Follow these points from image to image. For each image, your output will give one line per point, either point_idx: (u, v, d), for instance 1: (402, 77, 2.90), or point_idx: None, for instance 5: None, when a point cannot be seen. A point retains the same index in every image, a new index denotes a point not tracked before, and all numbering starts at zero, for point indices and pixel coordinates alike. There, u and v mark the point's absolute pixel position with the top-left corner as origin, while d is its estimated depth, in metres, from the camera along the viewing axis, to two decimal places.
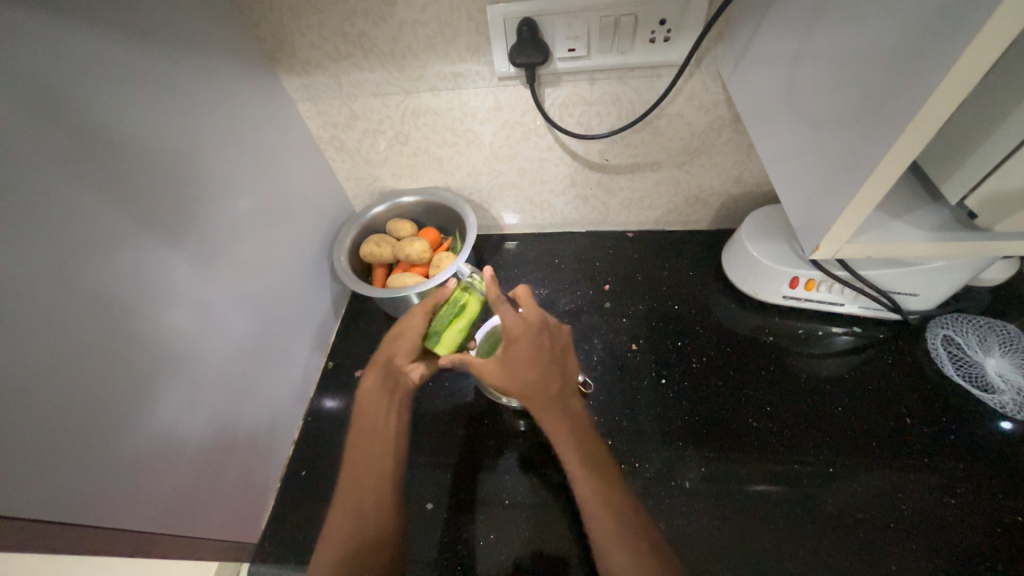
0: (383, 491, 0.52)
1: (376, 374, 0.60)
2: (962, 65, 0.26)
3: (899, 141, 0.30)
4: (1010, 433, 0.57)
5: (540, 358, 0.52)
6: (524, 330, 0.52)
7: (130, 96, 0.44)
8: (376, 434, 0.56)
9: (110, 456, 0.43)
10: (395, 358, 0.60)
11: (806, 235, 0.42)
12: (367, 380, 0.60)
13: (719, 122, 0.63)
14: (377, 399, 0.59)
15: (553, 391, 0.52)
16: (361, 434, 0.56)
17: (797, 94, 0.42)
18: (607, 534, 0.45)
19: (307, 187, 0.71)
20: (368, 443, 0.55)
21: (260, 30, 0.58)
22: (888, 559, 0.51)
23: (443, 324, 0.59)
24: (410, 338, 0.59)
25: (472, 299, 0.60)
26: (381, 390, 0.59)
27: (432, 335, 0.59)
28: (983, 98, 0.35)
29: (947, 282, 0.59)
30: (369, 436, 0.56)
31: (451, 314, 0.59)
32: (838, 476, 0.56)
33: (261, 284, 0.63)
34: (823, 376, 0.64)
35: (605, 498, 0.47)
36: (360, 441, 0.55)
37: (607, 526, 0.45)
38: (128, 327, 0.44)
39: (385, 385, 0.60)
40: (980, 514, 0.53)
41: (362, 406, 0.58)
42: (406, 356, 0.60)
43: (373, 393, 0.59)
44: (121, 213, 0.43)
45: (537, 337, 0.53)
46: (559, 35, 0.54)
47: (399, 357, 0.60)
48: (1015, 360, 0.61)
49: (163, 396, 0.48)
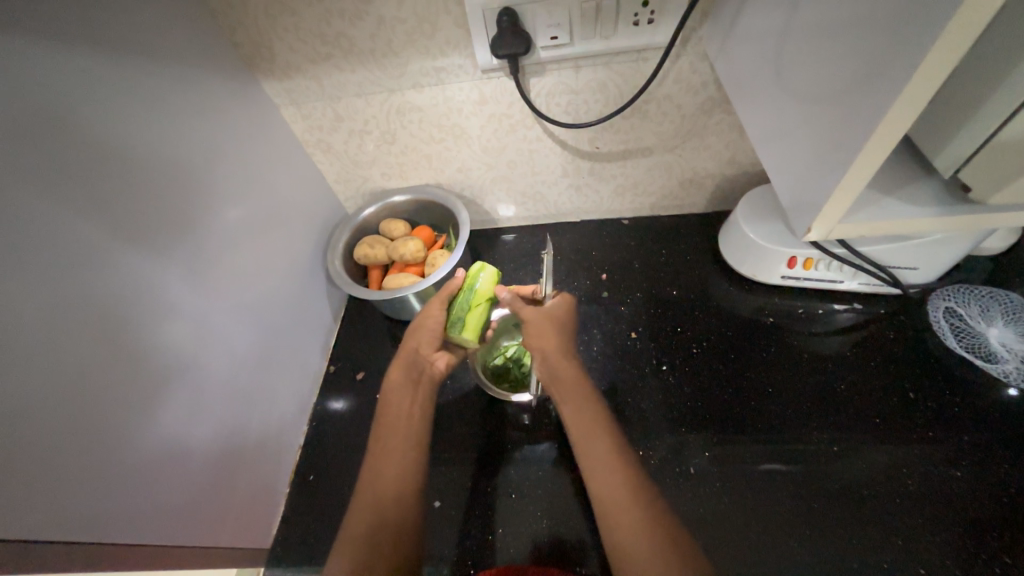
0: (400, 478, 0.52)
1: (401, 368, 0.61)
2: (952, 30, 0.25)
3: (891, 112, 0.29)
4: (1013, 399, 0.57)
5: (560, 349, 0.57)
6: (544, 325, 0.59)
7: (111, 111, 0.44)
8: (399, 427, 0.57)
9: (117, 473, 0.43)
10: (420, 349, 0.62)
11: (799, 215, 0.41)
12: (393, 371, 0.61)
13: (709, 103, 0.62)
14: (401, 393, 0.60)
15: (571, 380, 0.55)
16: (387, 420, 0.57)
17: (787, 71, 0.40)
18: (624, 521, 0.45)
19: (298, 193, 0.70)
20: (393, 437, 0.56)
21: (236, 36, 0.57)
22: (896, 533, 0.51)
23: (464, 309, 0.62)
24: (431, 328, 0.62)
25: (485, 283, 0.63)
26: (406, 381, 0.61)
27: (455, 322, 0.62)
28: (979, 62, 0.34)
29: (947, 253, 0.58)
30: (393, 425, 0.57)
31: (471, 300, 0.62)
32: (844, 453, 0.56)
33: (259, 291, 0.63)
34: (826, 354, 0.64)
35: (619, 478, 0.48)
36: (383, 430, 0.57)
37: (619, 503, 0.46)
38: (125, 344, 0.44)
39: (410, 377, 0.61)
40: (985, 483, 0.53)
41: (388, 395, 0.60)
42: (430, 345, 0.62)
43: (398, 385, 0.60)
44: (108, 230, 0.43)
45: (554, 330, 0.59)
46: (540, 22, 0.52)
47: (423, 346, 0.62)
48: (1018, 329, 0.60)
49: (166, 408, 0.48)
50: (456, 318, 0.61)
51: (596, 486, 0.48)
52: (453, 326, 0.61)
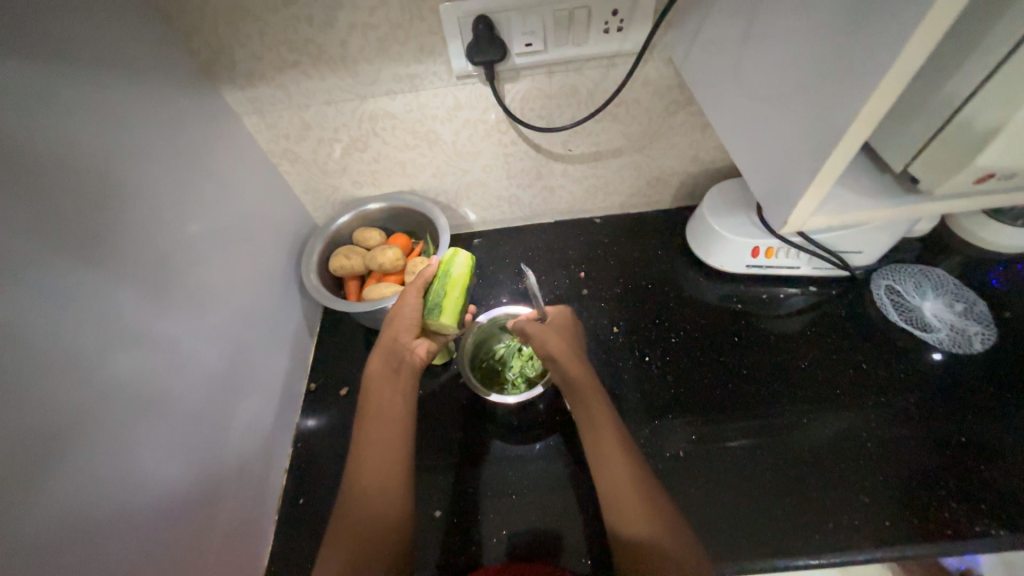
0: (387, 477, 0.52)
1: (381, 357, 0.59)
2: (909, 49, 0.28)
3: (857, 119, 0.33)
4: (938, 361, 0.64)
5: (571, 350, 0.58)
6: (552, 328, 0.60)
7: (58, 127, 0.40)
8: (385, 420, 0.55)
9: (96, 515, 0.40)
10: (399, 337, 0.60)
11: (772, 211, 0.45)
12: (373, 362, 0.59)
13: (673, 106, 0.65)
14: (383, 383, 0.58)
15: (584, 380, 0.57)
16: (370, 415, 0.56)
17: (753, 78, 0.44)
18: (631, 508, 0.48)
19: (265, 206, 0.67)
20: (378, 432, 0.54)
21: (193, 42, 0.54)
22: (861, 492, 0.57)
23: (440, 296, 0.62)
24: (409, 315, 0.60)
25: (461, 266, 0.63)
26: (386, 372, 0.59)
27: (432, 309, 0.61)
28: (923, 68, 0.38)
29: (886, 236, 0.64)
30: (377, 420, 0.55)
31: (445, 285, 0.62)
32: (813, 423, 0.62)
33: (231, 310, 0.60)
34: (789, 335, 0.69)
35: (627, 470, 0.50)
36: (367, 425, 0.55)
37: (627, 489, 0.49)
38: (92, 378, 0.41)
39: (390, 368, 0.59)
40: (930, 438, 0.59)
41: (369, 388, 0.58)
42: (409, 333, 0.60)
43: (380, 375, 0.58)
44: (66, 257, 0.40)
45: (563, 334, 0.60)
46: (514, 30, 0.53)
47: (402, 334, 0.60)
48: (946, 300, 0.68)
49: (142, 442, 0.46)
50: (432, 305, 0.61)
51: (607, 475, 0.50)
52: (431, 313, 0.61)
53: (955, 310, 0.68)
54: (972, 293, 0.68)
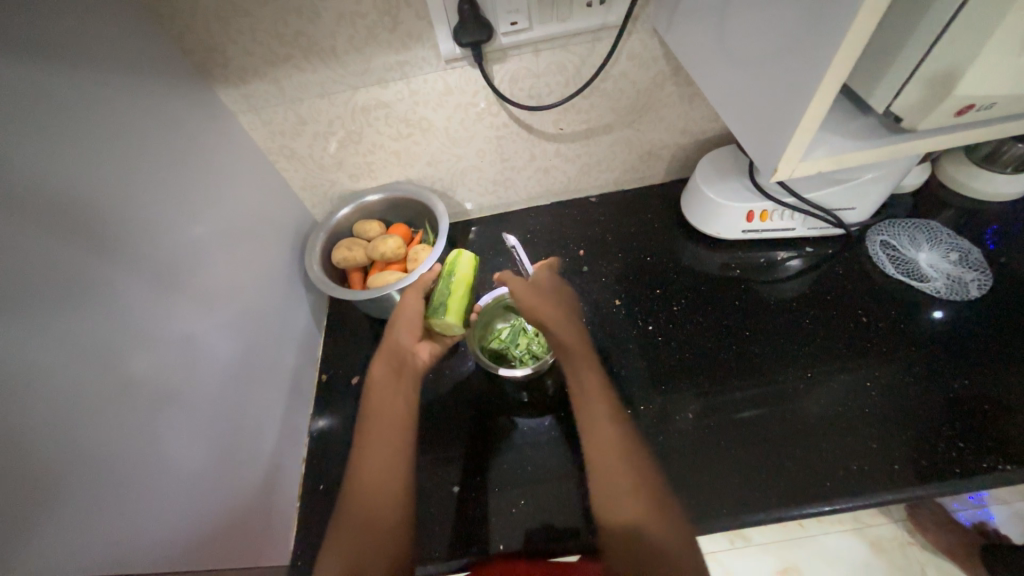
0: (393, 470, 0.53)
1: (383, 360, 0.62)
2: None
3: (835, 58, 0.34)
4: (939, 320, 0.65)
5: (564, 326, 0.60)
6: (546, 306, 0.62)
7: (64, 127, 0.41)
8: (387, 417, 0.57)
9: (130, 503, 0.42)
10: (401, 342, 0.63)
11: (762, 164, 0.46)
12: (376, 365, 0.62)
13: (660, 77, 0.66)
14: (384, 383, 0.60)
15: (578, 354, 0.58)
16: (374, 415, 0.58)
17: (735, 36, 0.45)
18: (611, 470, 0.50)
19: (266, 203, 0.68)
20: (380, 428, 0.56)
21: (185, 43, 0.55)
22: (868, 440, 0.58)
23: (445, 294, 0.62)
24: (410, 319, 0.63)
25: (463, 267, 0.64)
26: (389, 375, 0.61)
27: (438, 308, 0.62)
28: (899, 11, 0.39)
29: (877, 191, 0.65)
30: (382, 419, 0.57)
31: (451, 283, 0.63)
32: (816, 378, 0.63)
33: (240, 308, 0.62)
34: (788, 296, 0.70)
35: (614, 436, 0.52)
36: (373, 424, 0.57)
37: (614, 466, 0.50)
38: (115, 372, 0.43)
39: (392, 371, 0.61)
40: (933, 384, 0.60)
41: (373, 391, 0.60)
42: (411, 337, 0.63)
43: (382, 377, 0.61)
44: (83, 256, 0.42)
45: (556, 313, 0.62)
46: (500, 10, 0.54)
47: (404, 338, 0.63)
48: (941, 251, 0.69)
49: (166, 434, 0.47)
50: (438, 304, 0.62)
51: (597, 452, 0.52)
52: (437, 311, 0.61)
53: (950, 260, 0.69)
54: (966, 241, 0.70)
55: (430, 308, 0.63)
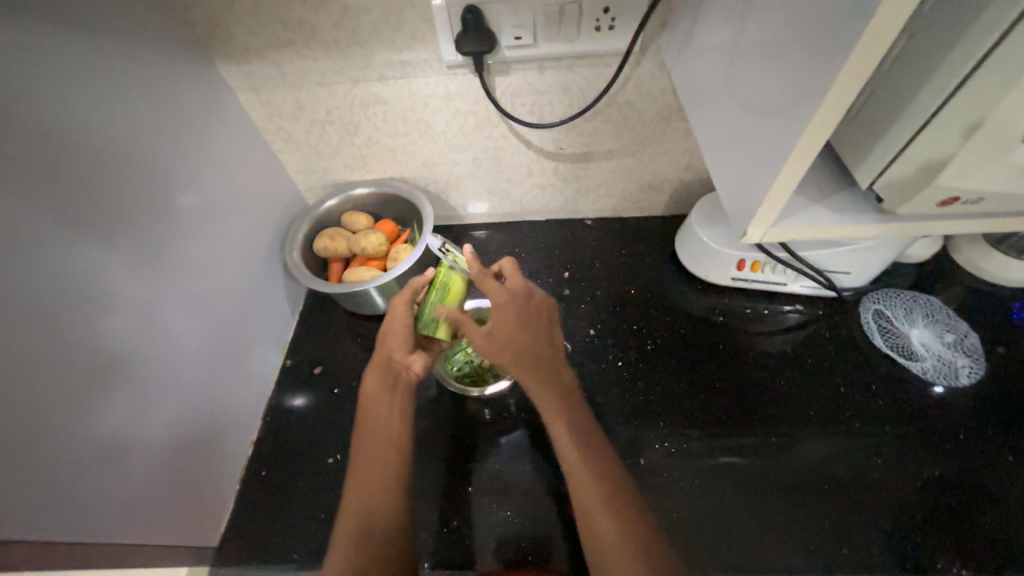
0: (386, 490, 0.52)
1: (375, 375, 0.59)
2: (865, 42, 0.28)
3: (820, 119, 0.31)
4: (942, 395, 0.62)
5: (526, 325, 0.56)
6: (509, 299, 0.57)
7: (51, 86, 0.41)
8: (380, 433, 0.56)
9: (55, 468, 0.41)
10: (393, 355, 0.60)
11: (738, 220, 0.44)
12: (367, 381, 0.59)
13: (667, 110, 0.64)
14: (378, 400, 0.58)
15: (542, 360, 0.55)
16: (367, 433, 0.56)
17: (733, 83, 0.43)
18: (594, 504, 0.48)
19: (256, 182, 0.68)
20: (373, 447, 0.55)
21: (190, 15, 0.55)
22: (823, 518, 0.55)
23: (436, 308, 0.62)
24: (401, 330, 0.61)
25: (456, 278, 0.64)
26: (382, 389, 0.59)
27: (427, 323, 0.61)
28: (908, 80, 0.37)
29: (877, 259, 0.62)
30: (374, 436, 0.56)
31: (442, 297, 0.62)
32: (780, 443, 0.60)
33: (213, 282, 0.61)
34: (770, 352, 0.68)
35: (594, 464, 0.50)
36: (366, 442, 0.56)
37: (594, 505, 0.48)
38: (66, 335, 0.42)
39: (386, 385, 0.59)
40: (903, 468, 0.58)
41: (365, 408, 0.58)
42: (403, 350, 0.60)
43: (375, 393, 0.58)
44: (51, 218, 0.41)
45: (520, 307, 0.57)
46: (505, 22, 0.53)
47: (396, 352, 0.60)
48: (936, 330, 0.66)
49: (110, 401, 0.46)
50: (428, 317, 0.62)
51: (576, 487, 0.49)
52: (428, 325, 0.61)
53: (944, 341, 0.65)
54: (964, 324, 0.66)
55: (419, 318, 0.62)
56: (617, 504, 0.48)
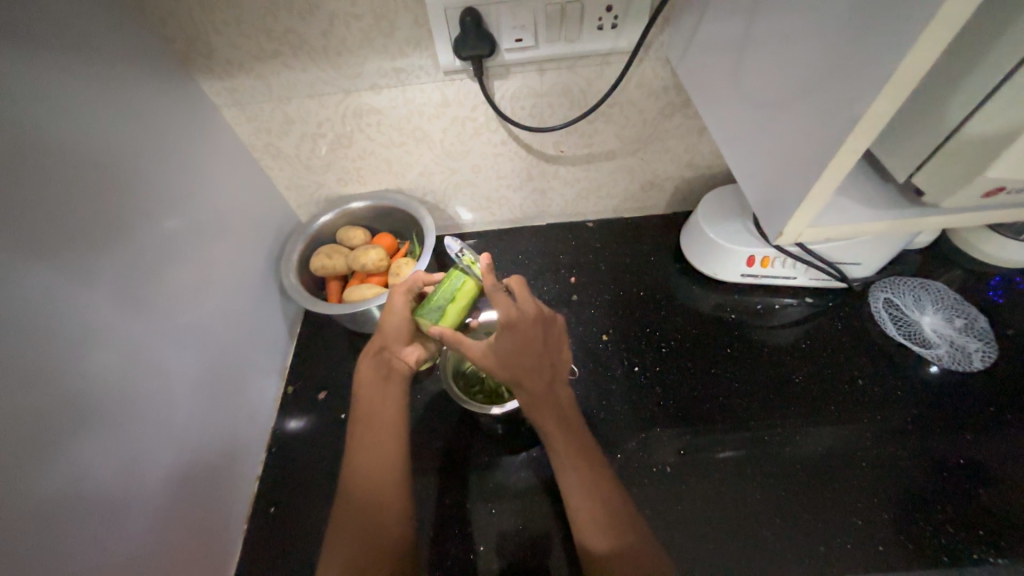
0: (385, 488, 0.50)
1: (370, 363, 0.56)
2: (927, 42, 0.26)
3: (866, 116, 0.30)
4: (933, 374, 0.63)
5: (534, 351, 0.52)
6: (522, 319, 0.52)
7: (16, 110, 0.38)
8: (376, 425, 0.53)
9: (42, 538, 0.37)
10: (388, 346, 0.57)
11: (768, 219, 0.43)
12: (361, 368, 0.57)
13: (669, 108, 0.63)
14: (373, 387, 0.56)
15: (545, 384, 0.52)
16: (361, 425, 0.53)
17: (750, 80, 0.42)
18: (592, 528, 0.47)
19: (244, 201, 0.65)
20: (370, 440, 0.52)
21: (166, 28, 0.51)
22: (855, 514, 0.55)
23: (444, 299, 0.56)
24: (396, 322, 0.58)
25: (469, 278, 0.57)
26: (376, 378, 0.56)
27: (431, 312, 0.56)
28: (940, 68, 0.36)
29: (886, 249, 0.63)
30: (370, 428, 0.53)
31: (453, 290, 0.57)
32: (803, 440, 0.60)
33: (205, 310, 0.57)
34: (783, 346, 0.67)
35: (594, 486, 0.48)
36: (362, 432, 0.53)
37: (592, 520, 0.47)
38: (48, 383, 0.38)
39: (380, 373, 0.56)
40: (928, 457, 0.57)
41: (360, 395, 0.55)
42: (399, 343, 0.58)
43: (368, 383, 0.56)
44: (25, 251, 0.37)
45: (531, 329, 0.52)
46: (505, 24, 0.51)
47: (392, 343, 0.57)
48: (945, 315, 0.66)
49: (100, 453, 0.42)
50: (433, 305, 0.56)
51: (573, 506, 0.48)
52: (430, 315, 0.56)
53: (955, 326, 0.66)
54: (972, 308, 0.67)
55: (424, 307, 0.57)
56: (618, 526, 0.46)
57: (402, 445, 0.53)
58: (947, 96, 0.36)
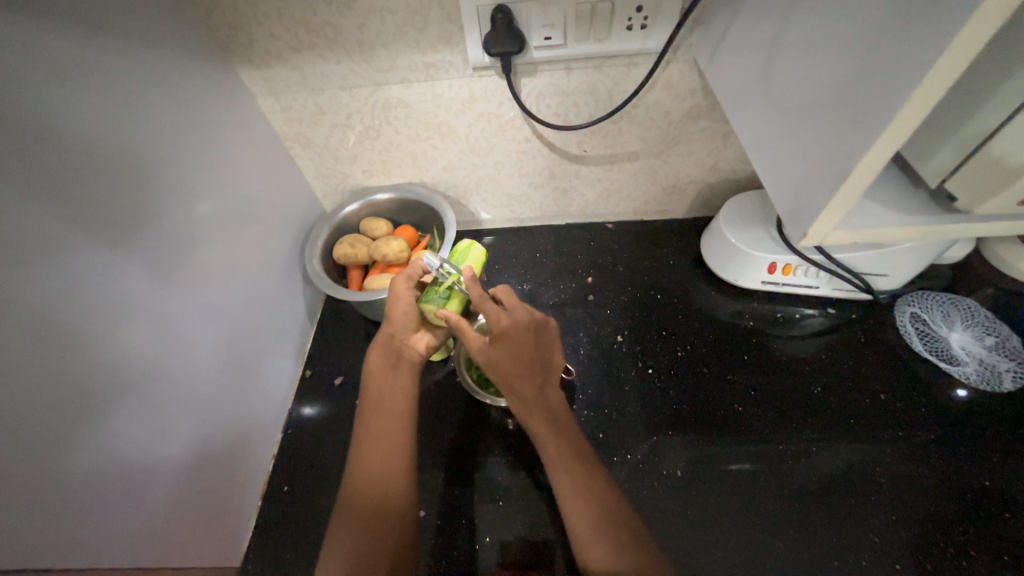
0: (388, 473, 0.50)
1: (381, 351, 0.58)
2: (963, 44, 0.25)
3: (897, 118, 0.30)
4: (961, 398, 0.61)
5: (525, 355, 0.53)
6: (513, 324, 0.53)
7: (69, 90, 0.40)
8: (383, 412, 0.54)
9: (70, 496, 0.39)
10: (396, 333, 0.58)
11: (793, 222, 0.42)
12: (372, 356, 0.57)
13: (695, 110, 0.63)
14: (382, 376, 0.56)
15: (536, 387, 0.52)
16: (370, 411, 0.55)
17: (779, 81, 0.42)
18: (586, 533, 0.46)
19: (274, 187, 0.67)
20: (375, 426, 0.53)
21: (211, 19, 0.53)
22: (870, 531, 0.53)
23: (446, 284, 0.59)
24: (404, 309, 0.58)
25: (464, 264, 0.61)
26: (386, 366, 0.57)
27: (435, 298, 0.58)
28: (978, 74, 0.35)
29: (915, 261, 0.61)
30: (378, 415, 0.54)
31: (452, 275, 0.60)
32: (818, 453, 0.58)
33: (231, 291, 0.59)
34: (801, 356, 0.66)
35: (588, 490, 0.47)
36: (369, 418, 0.54)
37: (585, 521, 0.46)
38: (84, 350, 0.40)
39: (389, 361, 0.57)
40: (951, 478, 0.55)
41: (369, 382, 0.56)
42: (406, 330, 0.58)
43: (379, 370, 0.56)
44: (71, 222, 0.40)
45: (523, 334, 0.53)
46: (535, 22, 0.52)
47: (400, 330, 0.58)
48: (975, 333, 0.64)
49: (126, 421, 0.44)
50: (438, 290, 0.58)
51: (567, 510, 0.47)
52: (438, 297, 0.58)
53: (985, 344, 0.63)
54: (1005, 326, 0.64)
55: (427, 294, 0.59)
56: (614, 530, 0.45)
57: (407, 431, 0.53)
58: (985, 102, 0.35)
